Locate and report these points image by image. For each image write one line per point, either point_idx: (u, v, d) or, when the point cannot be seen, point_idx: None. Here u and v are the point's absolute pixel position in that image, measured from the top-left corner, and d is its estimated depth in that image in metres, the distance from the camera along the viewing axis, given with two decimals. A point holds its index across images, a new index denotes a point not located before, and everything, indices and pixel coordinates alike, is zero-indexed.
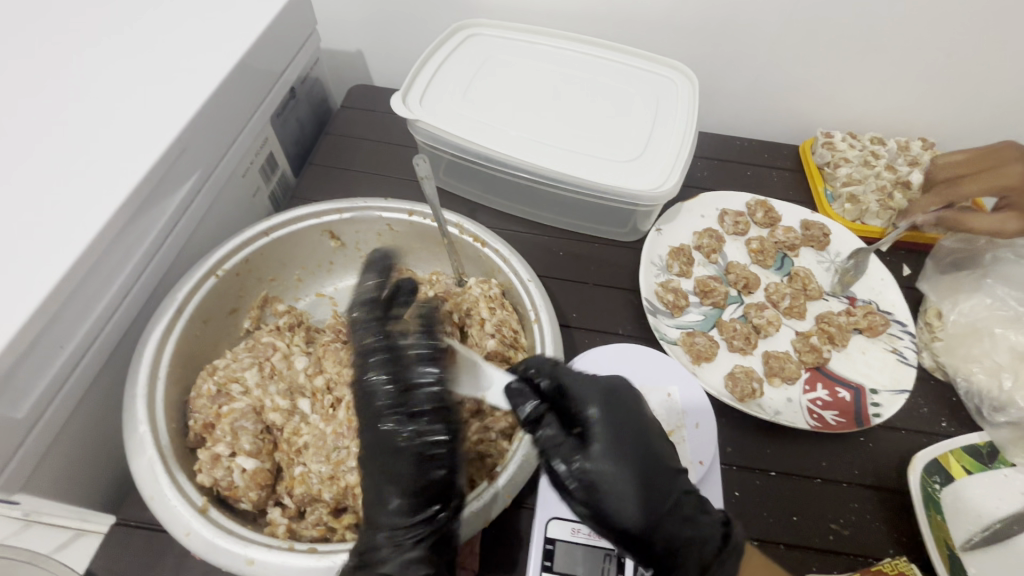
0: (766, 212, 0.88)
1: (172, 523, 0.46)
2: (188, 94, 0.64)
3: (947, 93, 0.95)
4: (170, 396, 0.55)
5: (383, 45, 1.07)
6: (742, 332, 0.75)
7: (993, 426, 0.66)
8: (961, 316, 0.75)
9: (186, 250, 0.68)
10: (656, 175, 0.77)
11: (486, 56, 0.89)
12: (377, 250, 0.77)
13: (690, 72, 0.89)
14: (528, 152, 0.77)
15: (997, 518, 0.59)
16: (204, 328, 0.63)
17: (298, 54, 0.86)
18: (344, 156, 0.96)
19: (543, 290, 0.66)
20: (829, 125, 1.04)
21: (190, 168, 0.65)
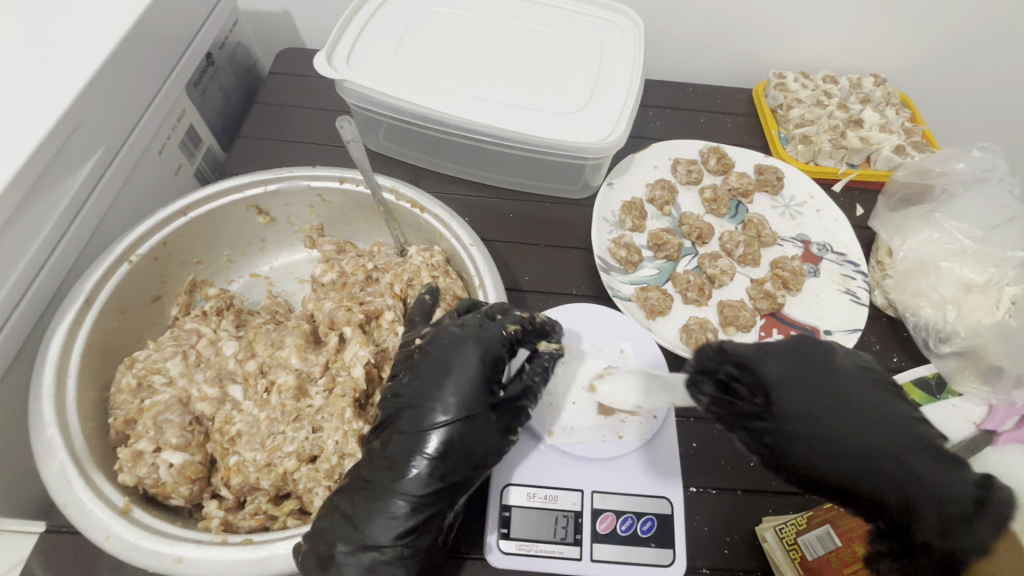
0: (719, 158, 0.86)
1: (91, 528, 0.43)
2: (77, 60, 0.57)
3: (897, 26, 0.93)
4: (85, 395, 0.52)
5: (310, 4, 0.99)
6: (696, 283, 0.74)
7: (939, 357, 0.68)
8: (909, 253, 0.74)
9: (95, 238, 0.62)
10: (602, 126, 0.73)
11: (417, 9, 0.83)
12: (312, 223, 0.73)
13: (635, 15, 0.84)
14: (465, 109, 0.72)
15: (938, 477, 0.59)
16: (122, 319, 0.59)
17: (210, 15, 0.78)
18: (274, 125, 0.89)
19: (487, 254, 0.63)
20: (782, 66, 1.01)
21: (88, 146, 0.59)
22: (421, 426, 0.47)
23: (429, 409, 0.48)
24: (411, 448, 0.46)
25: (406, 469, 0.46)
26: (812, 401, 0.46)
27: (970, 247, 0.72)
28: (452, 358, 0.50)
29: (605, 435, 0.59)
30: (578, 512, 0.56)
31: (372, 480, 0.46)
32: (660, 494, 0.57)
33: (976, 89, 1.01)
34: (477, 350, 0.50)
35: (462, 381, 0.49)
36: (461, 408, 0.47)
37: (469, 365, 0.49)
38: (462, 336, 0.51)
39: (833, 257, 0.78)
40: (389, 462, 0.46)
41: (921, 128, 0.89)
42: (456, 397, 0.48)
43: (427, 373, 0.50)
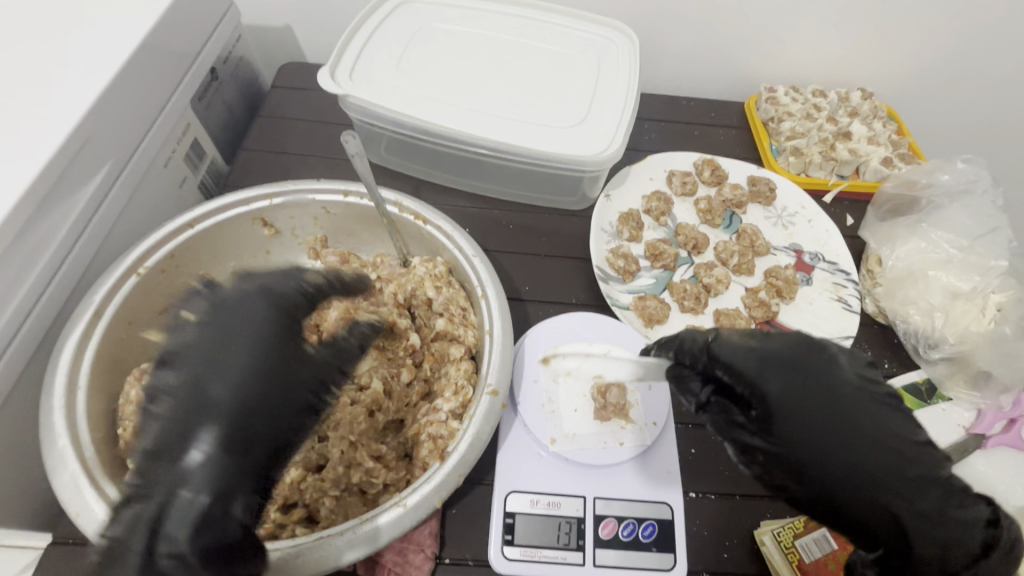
0: (713, 170, 0.88)
1: (103, 538, 0.44)
2: (89, 77, 0.58)
3: (882, 43, 0.96)
4: (94, 406, 0.52)
5: (313, 20, 1.01)
6: (692, 292, 0.76)
7: (930, 364, 0.70)
8: (898, 262, 0.76)
9: (103, 250, 0.63)
10: (601, 139, 0.75)
11: (419, 25, 0.85)
12: (316, 235, 0.74)
13: (630, 31, 0.87)
14: (467, 123, 0.74)
15: None
16: (130, 331, 0.60)
17: (214, 32, 0.80)
18: (277, 138, 0.91)
19: (489, 264, 0.64)
20: (772, 80, 1.03)
21: (97, 161, 0.60)
22: (203, 388, 0.43)
23: (208, 374, 0.43)
24: (204, 401, 0.42)
25: (189, 443, 0.40)
26: (829, 432, 0.47)
27: (955, 257, 0.74)
28: (238, 311, 0.47)
29: (607, 442, 0.61)
30: (580, 518, 0.57)
31: (164, 417, 0.42)
32: (661, 500, 0.58)
33: (959, 103, 1.05)
34: (268, 300, 0.48)
35: (240, 351, 0.44)
36: (238, 388, 0.43)
37: (254, 319, 0.46)
38: (245, 294, 0.48)
39: (825, 266, 0.80)
40: (203, 399, 0.42)
41: (907, 141, 0.92)
42: (243, 358, 0.44)
43: (213, 333, 0.45)
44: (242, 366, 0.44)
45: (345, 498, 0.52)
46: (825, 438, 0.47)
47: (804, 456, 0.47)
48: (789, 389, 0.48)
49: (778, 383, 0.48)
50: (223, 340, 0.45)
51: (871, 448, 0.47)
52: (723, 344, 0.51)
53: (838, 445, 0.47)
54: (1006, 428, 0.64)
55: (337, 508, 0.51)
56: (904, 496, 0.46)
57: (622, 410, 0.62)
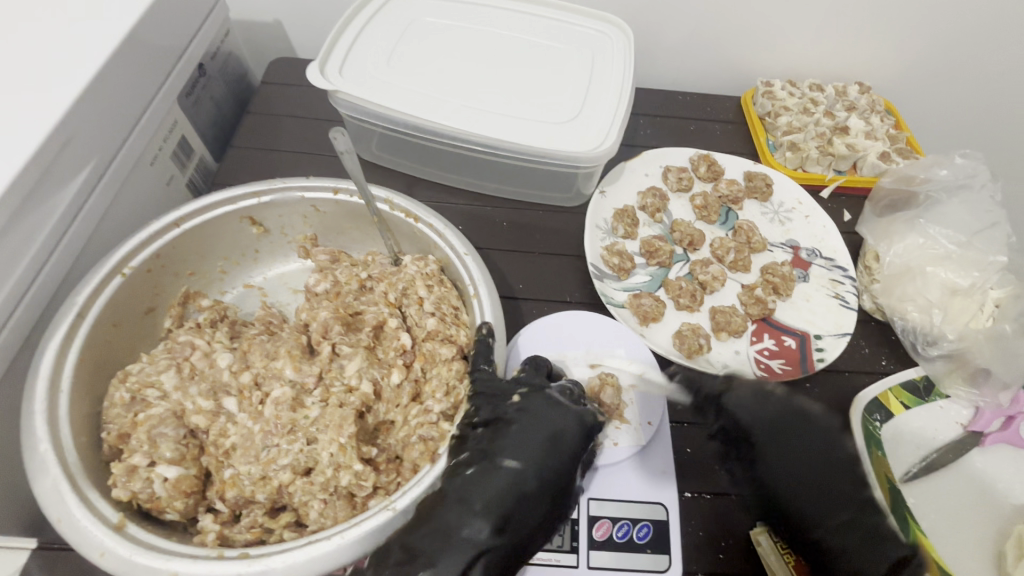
0: (709, 165, 0.87)
1: (84, 545, 0.43)
2: (70, 73, 0.57)
3: (879, 36, 0.95)
4: (77, 409, 0.51)
5: (303, 15, 0.99)
6: (688, 290, 0.75)
7: (928, 361, 0.69)
8: (896, 258, 0.75)
9: (87, 251, 0.62)
10: (594, 134, 0.74)
11: (409, 19, 0.83)
12: (306, 233, 0.73)
13: (624, 25, 0.85)
14: (458, 119, 0.72)
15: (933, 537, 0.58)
16: (115, 333, 0.59)
17: (201, 28, 0.78)
18: (266, 135, 0.89)
19: (480, 263, 0.63)
20: (769, 75, 1.02)
21: (79, 159, 0.58)
22: (495, 460, 0.50)
23: (506, 457, 0.51)
24: (493, 475, 0.50)
25: (467, 522, 0.47)
26: (784, 454, 0.57)
27: (953, 252, 0.73)
28: (540, 427, 0.53)
29: (601, 442, 0.60)
30: (574, 519, 0.56)
31: (462, 495, 0.48)
32: (655, 500, 0.57)
33: (957, 97, 1.04)
34: (577, 422, 0.54)
35: (532, 447, 0.51)
36: (536, 479, 0.50)
37: (552, 429, 0.53)
38: (559, 409, 0.54)
39: (822, 263, 0.79)
40: (508, 475, 0.50)
41: (905, 135, 0.91)
42: (531, 454, 0.51)
43: (529, 420, 0.53)
44: (528, 459, 0.51)
45: (333, 502, 0.50)
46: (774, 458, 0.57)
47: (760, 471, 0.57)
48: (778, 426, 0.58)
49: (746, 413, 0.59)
50: (547, 447, 0.52)
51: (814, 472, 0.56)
52: (733, 395, 0.60)
53: (781, 464, 0.56)
54: (1004, 425, 0.64)
55: (325, 512, 0.49)
56: (829, 516, 0.53)
57: (617, 409, 0.62)
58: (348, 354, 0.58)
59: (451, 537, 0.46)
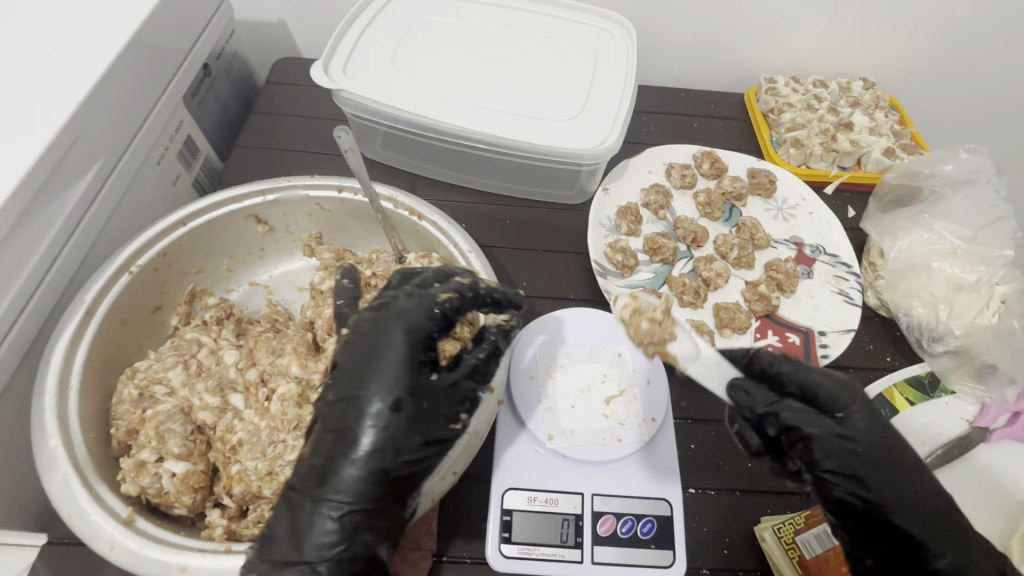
0: (713, 162, 0.87)
1: (94, 539, 0.44)
2: (76, 73, 0.57)
3: (884, 32, 0.95)
4: (86, 406, 0.52)
5: (307, 16, 1.00)
6: (691, 286, 0.75)
7: (932, 357, 0.69)
8: (900, 253, 0.75)
9: (94, 249, 0.62)
10: (597, 132, 0.74)
11: (413, 18, 0.84)
12: (310, 231, 0.74)
13: (626, 22, 0.85)
14: (462, 117, 0.73)
15: None
16: (123, 330, 0.60)
17: (206, 28, 0.79)
18: (271, 134, 0.90)
19: (484, 260, 0.63)
20: (772, 71, 1.02)
21: (87, 158, 0.59)
22: (353, 404, 0.46)
23: (353, 394, 0.47)
24: (358, 408, 0.46)
25: (335, 468, 0.44)
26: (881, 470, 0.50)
27: (959, 247, 0.73)
28: (376, 344, 0.48)
29: (605, 439, 0.60)
30: (578, 515, 0.56)
31: (329, 426, 0.46)
32: (659, 496, 0.57)
33: (962, 92, 1.03)
34: (405, 345, 0.48)
35: (387, 366, 0.47)
36: (395, 395, 0.46)
37: (393, 351, 0.48)
38: (380, 324, 0.49)
39: (826, 259, 0.79)
40: (340, 430, 0.46)
41: (909, 131, 0.91)
42: (388, 379, 0.46)
43: (359, 361, 0.48)
44: (387, 396, 0.46)
45: None
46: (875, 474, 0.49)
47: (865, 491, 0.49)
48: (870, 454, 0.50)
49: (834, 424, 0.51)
50: (372, 371, 0.47)
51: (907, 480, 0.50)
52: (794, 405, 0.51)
53: (885, 478, 0.49)
54: (1010, 422, 0.63)
55: None
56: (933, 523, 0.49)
57: (617, 401, 0.62)
58: None
59: (331, 468, 0.45)
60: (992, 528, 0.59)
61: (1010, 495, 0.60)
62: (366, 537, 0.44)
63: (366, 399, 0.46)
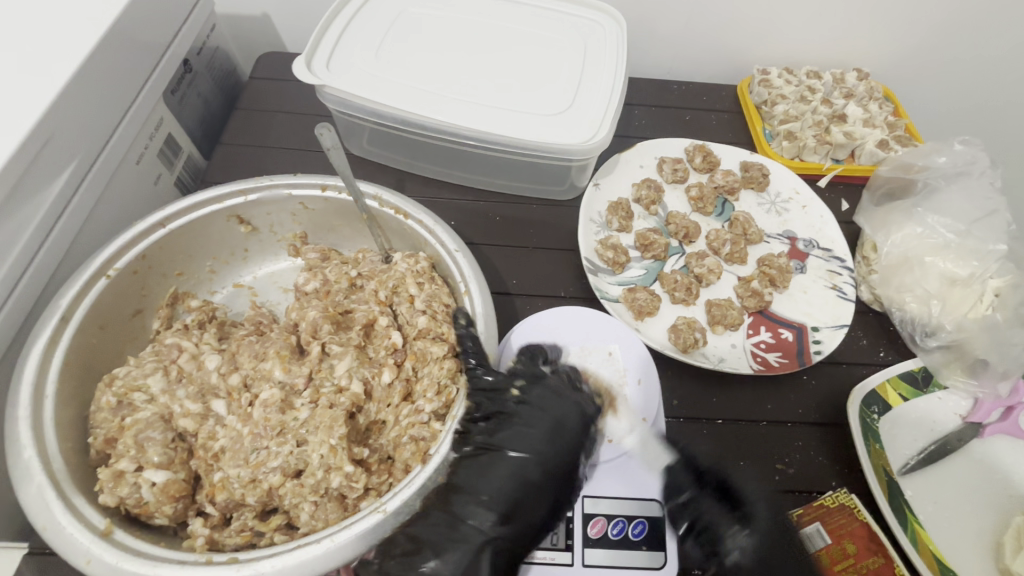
0: (705, 156, 0.86)
1: (71, 552, 0.43)
2: (48, 72, 0.55)
3: (879, 22, 0.93)
4: (62, 413, 0.51)
5: (292, 9, 0.98)
6: (683, 283, 0.74)
7: (926, 352, 0.68)
8: (894, 248, 0.74)
9: (71, 253, 0.61)
10: (587, 126, 0.72)
11: (398, 11, 0.82)
12: (295, 231, 0.72)
13: (617, 14, 0.84)
14: (450, 112, 0.71)
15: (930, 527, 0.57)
16: (101, 335, 0.59)
17: (185, 23, 0.76)
18: (255, 131, 0.88)
19: (471, 260, 0.62)
20: (765, 62, 1.00)
21: (62, 158, 0.57)
22: (519, 460, 0.51)
23: (518, 450, 0.51)
24: (523, 467, 0.50)
25: (492, 508, 0.48)
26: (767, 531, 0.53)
27: (952, 241, 0.72)
28: (554, 411, 0.54)
29: (595, 440, 0.59)
30: (568, 517, 0.55)
31: (481, 473, 0.50)
32: (650, 497, 0.56)
33: (957, 83, 1.02)
34: (579, 412, 0.54)
35: (566, 440, 0.53)
36: (559, 464, 0.51)
37: (570, 423, 0.54)
38: (557, 396, 0.55)
39: (820, 254, 0.78)
40: (493, 476, 0.50)
41: (904, 123, 0.90)
42: (558, 450, 0.52)
43: (530, 424, 0.53)
44: (546, 453, 0.52)
45: (324, 504, 0.50)
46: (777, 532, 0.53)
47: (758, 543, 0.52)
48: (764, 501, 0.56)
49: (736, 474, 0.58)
50: (551, 435, 0.52)
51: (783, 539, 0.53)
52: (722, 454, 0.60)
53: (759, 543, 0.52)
54: (1003, 416, 0.64)
55: (316, 514, 0.49)
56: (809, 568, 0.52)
57: (612, 402, 0.62)
58: (339, 353, 0.57)
59: (486, 502, 0.49)
60: (982, 523, 0.58)
61: (1001, 489, 0.60)
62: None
63: (543, 456, 0.51)
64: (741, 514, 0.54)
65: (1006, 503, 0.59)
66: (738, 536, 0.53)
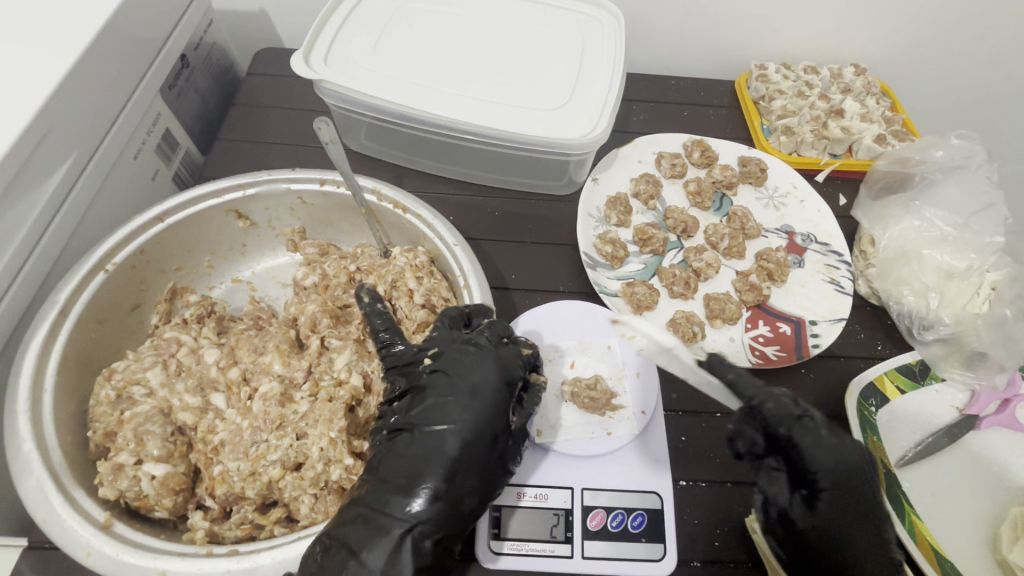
0: (703, 151, 0.86)
1: (70, 545, 0.43)
2: (45, 66, 0.55)
3: (877, 17, 0.93)
4: (61, 407, 0.51)
5: (289, 5, 0.98)
6: (682, 277, 0.74)
7: (924, 345, 0.68)
8: (891, 242, 0.74)
9: (69, 248, 0.61)
10: (586, 120, 0.72)
11: (396, 6, 0.82)
12: (293, 226, 0.72)
13: (615, 9, 0.84)
14: (449, 106, 0.71)
15: (929, 518, 0.58)
16: (100, 330, 0.58)
17: (182, 18, 0.76)
18: (253, 127, 0.88)
19: (470, 253, 0.62)
20: (763, 57, 1.01)
21: (59, 152, 0.57)
22: (433, 433, 0.48)
23: (437, 424, 0.48)
24: (434, 441, 0.47)
25: (415, 489, 0.45)
26: (841, 513, 0.49)
27: (949, 234, 0.73)
28: (474, 376, 0.51)
29: (594, 433, 0.59)
30: (568, 510, 0.56)
31: (399, 451, 0.48)
32: (650, 489, 0.57)
33: (954, 79, 1.03)
34: (497, 372, 0.51)
35: (478, 408, 0.49)
36: (478, 432, 0.48)
37: (489, 387, 0.50)
38: (476, 359, 0.52)
39: (817, 248, 0.79)
40: (421, 454, 0.47)
41: (901, 117, 0.90)
42: (478, 417, 0.49)
43: (445, 394, 0.50)
44: (460, 422, 0.48)
45: (324, 496, 0.50)
46: (853, 513, 0.49)
47: (827, 521, 0.49)
48: (847, 482, 0.50)
49: (824, 451, 0.50)
50: (469, 402, 0.49)
51: (853, 521, 0.49)
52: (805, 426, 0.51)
53: (832, 521, 0.49)
54: (999, 408, 0.64)
55: (316, 506, 0.49)
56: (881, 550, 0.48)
57: (613, 410, 0.61)
58: (338, 348, 0.58)
59: (411, 482, 0.45)
60: (979, 514, 0.59)
61: (998, 480, 0.60)
62: (435, 560, 0.44)
63: (464, 423, 0.48)
64: (807, 490, 0.50)
65: (1003, 494, 0.60)
66: (800, 508, 0.50)
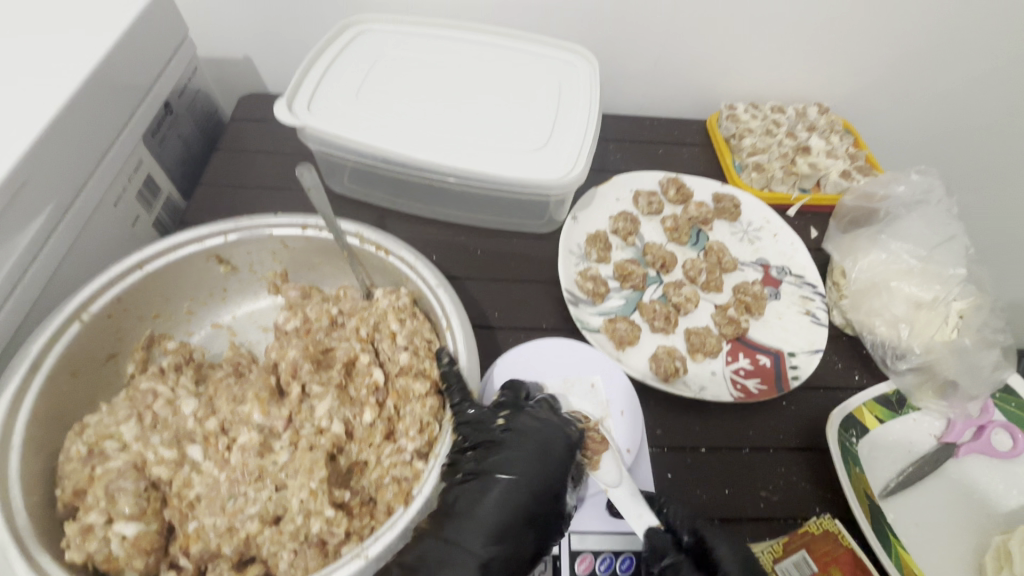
0: (678, 188, 0.89)
1: None
2: (27, 118, 0.56)
3: (835, 59, 0.99)
4: (29, 465, 0.49)
5: (274, 52, 1.00)
6: (662, 312, 0.75)
7: (897, 374, 0.70)
8: (862, 273, 0.77)
9: (43, 298, 0.60)
10: (564, 162, 0.75)
11: (378, 53, 0.84)
12: (276, 269, 0.72)
13: (589, 55, 0.88)
14: (431, 151, 0.73)
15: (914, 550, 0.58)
16: (73, 382, 0.57)
17: (167, 68, 0.77)
18: (235, 171, 0.88)
19: (453, 294, 0.63)
20: (732, 97, 1.05)
21: (37, 203, 0.57)
22: (503, 487, 0.50)
23: (501, 475, 0.51)
24: (502, 493, 0.50)
25: (484, 537, 0.47)
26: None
27: (916, 267, 0.75)
28: (544, 437, 0.54)
29: None
30: (556, 555, 0.54)
31: (459, 501, 0.49)
32: (637, 531, 0.56)
33: (911, 116, 1.08)
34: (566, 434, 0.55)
35: (550, 465, 0.52)
36: (549, 491, 0.51)
37: (558, 449, 0.53)
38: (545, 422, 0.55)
39: (792, 280, 0.81)
40: (485, 505, 0.49)
41: (864, 154, 0.95)
42: (547, 476, 0.52)
43: (520, 449, 0.52)
44: (530, 479, 0.51)
45: (304, 551, 0.48)
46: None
47: None
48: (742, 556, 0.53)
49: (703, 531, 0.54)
50: (540, 459, 0.52)
51: None
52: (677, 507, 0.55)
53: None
54: (975, 435, 0.66)
55: (295, 562, 0.48)
56: None
57: None
58: (319, 394, 0.57)
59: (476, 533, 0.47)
60: (961, 543, 0.59)
61: (976, 508, 0.61)
62: None
63: (535, 478, 0.51)
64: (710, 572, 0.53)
65: (986, 523, 0.61)
66: None
